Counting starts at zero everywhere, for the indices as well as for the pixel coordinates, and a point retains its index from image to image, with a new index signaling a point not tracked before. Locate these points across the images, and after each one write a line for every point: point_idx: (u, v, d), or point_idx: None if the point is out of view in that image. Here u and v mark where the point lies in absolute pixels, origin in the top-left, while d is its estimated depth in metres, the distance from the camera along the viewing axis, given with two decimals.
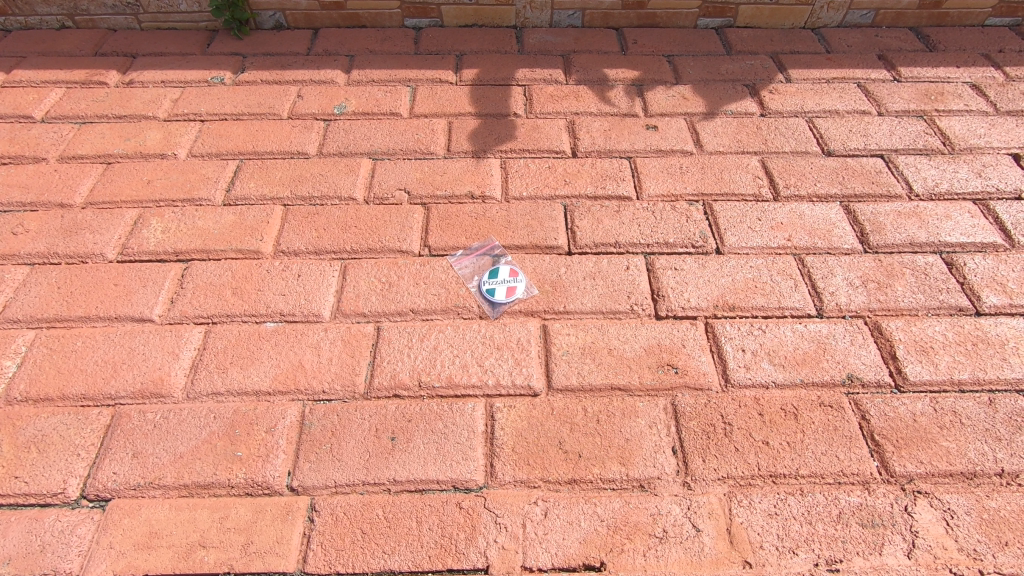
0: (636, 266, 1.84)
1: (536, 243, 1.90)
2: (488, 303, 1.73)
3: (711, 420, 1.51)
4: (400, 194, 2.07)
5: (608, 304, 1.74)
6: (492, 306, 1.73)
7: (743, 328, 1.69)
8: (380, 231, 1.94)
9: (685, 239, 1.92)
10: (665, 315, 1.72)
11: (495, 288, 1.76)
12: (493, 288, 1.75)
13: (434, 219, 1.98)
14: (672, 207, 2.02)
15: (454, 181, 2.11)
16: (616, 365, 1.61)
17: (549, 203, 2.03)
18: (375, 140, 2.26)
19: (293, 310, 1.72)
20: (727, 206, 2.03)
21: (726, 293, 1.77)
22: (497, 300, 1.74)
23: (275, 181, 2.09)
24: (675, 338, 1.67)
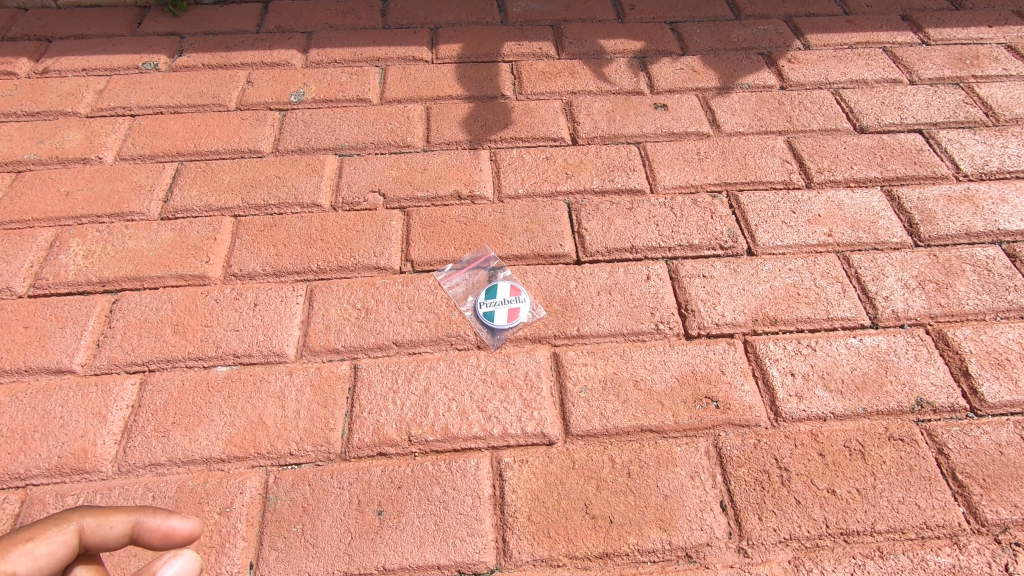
0: (658, 275, 1.56)
1: (538, 252, 1.61)
2: (488, 329, 1.45)
3: (763, 466, 1.26)
4: (373, 197, 1.75)
5: (629, 324, 1.47)
6: (493, 332, 1.45)
7: (789, 346, 1.43)
8: (351, 244, 1.63)
9: (712, 239, 1.64)
10: (697, 335, 1.45)
11: (496, 310, 1.48)
12: (495, 311, 1.47)
13: (416, 227, 1.67)
14: (693, 200, 1.74)
15: (436, 179, 1.79)
16: (644, 400, 1.34)
17: (550, 202, 1.74)
18: (341, 132, 1.93)
19: (248, 349, 1.41)
20: (755, 196, 1.75)
21: (765, 304, 1.51)
22: (499, 325, 1.45)
23: (222, 187, 1.75)
24: (711, 363, 1.40)
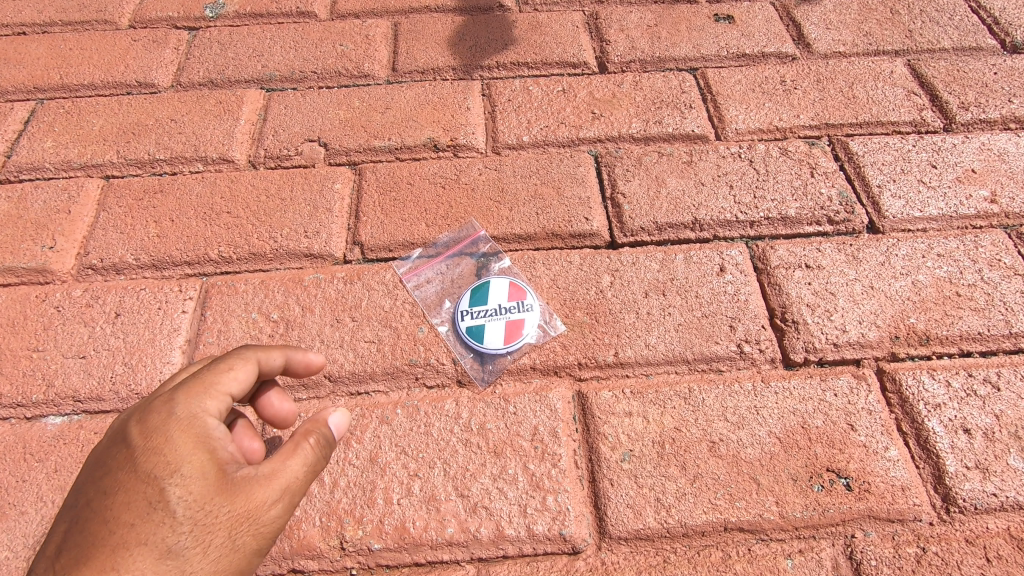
0: (737, 266, 1.02)
1: (552, 229, 1.07)
2: (471, 355, 0.93)
3: None
4: (311, 149, 1.20)
5: (696, 345, 0.93)
6: (480, 360, 0.93)
7: (955, 383, 0.90)
8: (272, 220, 1.09)
9: (815, 209, 1.09)
10: (803, 363, 0.92)
11: (484, 325, 0.95)
12: (484, 326, 0.95)
13: (370, 192, 1.13)
14: (782, 149, 1.17)
15: (403, 122, 1.23)
16: (727, 477, 0.82)
17: (570, 155, 1.18)
18: (270, 57, 1.35)
19: (97, 389, 0.90)
20: (872, 144, 1.18)
21: (909, 312, 0.96)
22: (489, 349, 0.93)
23: (91, 134, 1.20)
24: (832, 412, 0.88)
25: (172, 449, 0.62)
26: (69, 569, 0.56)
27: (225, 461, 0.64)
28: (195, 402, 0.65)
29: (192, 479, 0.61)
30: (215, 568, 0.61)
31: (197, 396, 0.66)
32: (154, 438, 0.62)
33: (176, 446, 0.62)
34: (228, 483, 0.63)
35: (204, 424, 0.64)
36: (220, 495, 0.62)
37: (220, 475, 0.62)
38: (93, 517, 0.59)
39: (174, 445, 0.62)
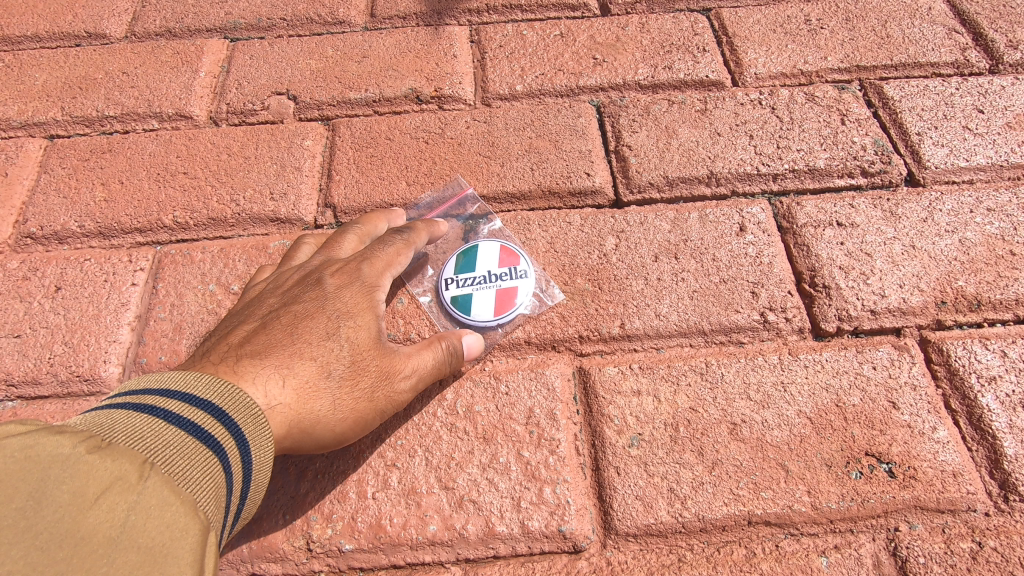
0: (758, 224, 0.90)
1: (548, 187, 0.95)
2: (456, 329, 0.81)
3: None
4: (278, 102, 1.07)
5: (713, 314, 0.82)
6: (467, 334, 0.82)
7: (1012, 353, 0.78)
8: (234, 180, 0.97)
9: (846, 159, 0.96)
10: (835, 333, 0.81)
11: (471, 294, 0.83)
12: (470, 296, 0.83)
13: (344, 149, 1.01)
14: (807, 94, 1.04)
15: (381, 71, 1.10)
16: (751, 463, 0.72)
17: (568, 105, 1.05)
18: (234, 2, 1.21)
19: (35, 372, 0.80)
20: (909, 88, 1.05)
21: (956, 275, 0.84)
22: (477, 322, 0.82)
23: (34, 90, 1.08)
24: (870, 388, 0.76)
25: (352, 295, 0.71)
26: (256, 351, 0.65)
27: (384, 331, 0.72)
28: (373, 270, 0.75)
29: (358, 329, 0.69)
30: (344, 420, 0.66)
31: (380, 263, 0.77)
32: (342, 279, 0.73)
33: (359, 295, 0.72)
34: (383, 349, 0.70)
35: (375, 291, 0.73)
36: (373, 354, 0.69)
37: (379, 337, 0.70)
38: (284, 325, 0.68)
39: (355, 290, 0.72)
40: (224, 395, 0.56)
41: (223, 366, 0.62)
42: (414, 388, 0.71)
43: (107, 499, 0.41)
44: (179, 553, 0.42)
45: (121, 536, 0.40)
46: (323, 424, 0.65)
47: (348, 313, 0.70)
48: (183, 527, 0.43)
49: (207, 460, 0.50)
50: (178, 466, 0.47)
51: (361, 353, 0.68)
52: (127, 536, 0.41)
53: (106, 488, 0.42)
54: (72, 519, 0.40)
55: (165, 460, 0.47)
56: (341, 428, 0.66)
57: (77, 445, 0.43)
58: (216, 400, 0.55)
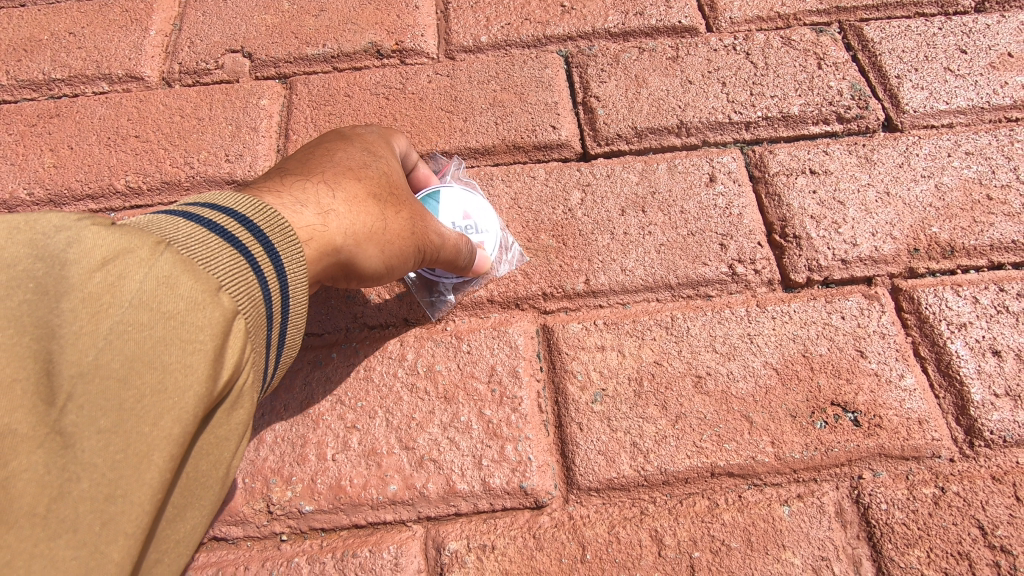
0: (729, 174, 0.87)
1: (513, 141, 0.92)
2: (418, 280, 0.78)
3: (954, 545, 0.64)
4: (233, 61, 1.02)
5: (680, 268, 0.80)
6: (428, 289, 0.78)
7: (984, 299, 0.77)
8: (189, 142, 0.94)
9: (822, 105, 0.92)
10: (806, 283, 0.79)
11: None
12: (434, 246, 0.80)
13: (302, 107, 0.97)
14: (784, 38, 0.99)
15: (340, 25, 1.05)
16: (715, 415, 0.71)
17: (535, 56, 1.01)
18: None
19: None
20: (891, 29, 1.00)
21: (930, 221, 0.82)
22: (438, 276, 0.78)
23: None
24: (837, 337, 0.75)
25: (378, 143, 0.71)
26: (289, 173, 0.62)
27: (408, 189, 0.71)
28: (389, 136, 0.75)
29: (391, 172, 0.68)
30: (380, 253, 0.62)
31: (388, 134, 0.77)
32: (363, 133, 0.73)
33: (380, 146, 0.72)
34: (412, 196, 0.68)
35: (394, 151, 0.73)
36: (405, 197, 0.67)
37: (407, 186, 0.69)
38: (311, 158, 0.65)
39: (376, 142, 0.72)
40: (253, 206, 0.53)
41: (268, 182, 0.60)
42: (440, 243, 0.69)
43: (116, 264, 0.40)
44: (194, 325, 0.41)
45: (132, 299, 0.39)
46: (374, 244, 0.61)
47: (376, 153, 0.69)
48: (200, 301, 0.42)
49: (231, 255, 0.47)
50: (200, 251, 0.45)
51: (398, 187, 0.67)
52: (139, 299, 0.40)
53: (117, 255, 0.40)
54: (79, 278, 0.39)
55: (185, 244, 0.44)
56: (390, 252, 0.63)
57: (83, 219, 0.42)
58: (243, 210, 0.52)
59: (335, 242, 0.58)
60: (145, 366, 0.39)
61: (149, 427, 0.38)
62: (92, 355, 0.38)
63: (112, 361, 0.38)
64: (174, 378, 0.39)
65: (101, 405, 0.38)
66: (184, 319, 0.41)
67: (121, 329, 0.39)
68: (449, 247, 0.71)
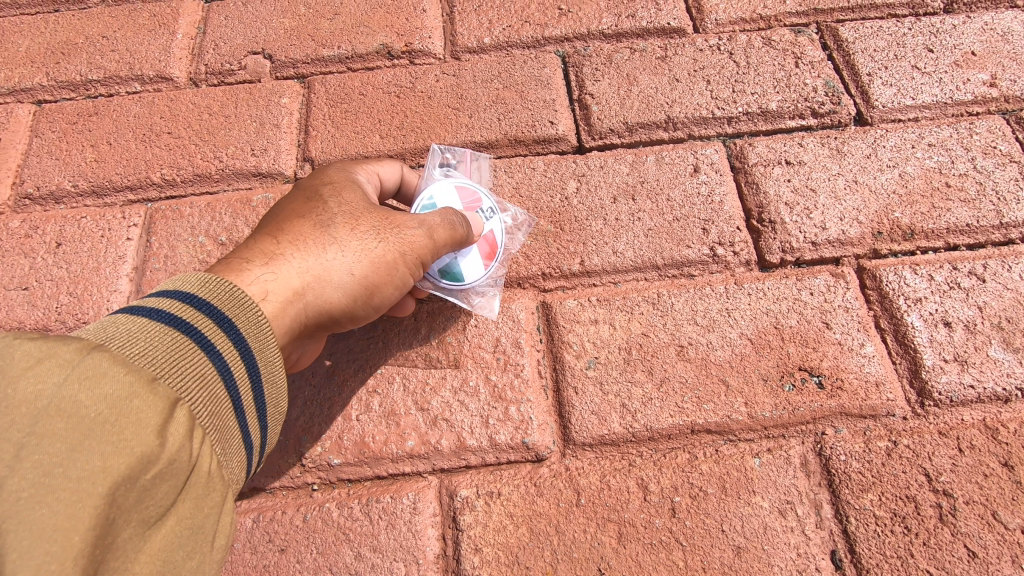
0: (711, 165, 0.95)
1: (514, 136, 1.00)
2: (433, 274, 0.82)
3: (904, 489, 0.73)
4: (255, 62, 1.11)
5: (666, 250, 0.89)
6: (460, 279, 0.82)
7: (939, 276, 0.85)
8: (217, 138, 1.02)
9: (798, 101, 1.01)
10: (779, 263, 0.88)
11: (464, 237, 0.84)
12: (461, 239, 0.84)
13: (320, 105, 1.05)
14: (764, 38, 1.07)
15: (353, 28, 1.13)
16: (695, 380, 0.79)
17: (534, 56, 1.09)
18: None
19: (46, 319, 0.88)
20: (864, 29, 1.08)
21: (893, 206, 0.90)
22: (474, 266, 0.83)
23: (18, 57, 1.11)
24: (806, 311, 0.84)
25: (334, 177, 0.78)
26: (257, 235, 0.71)
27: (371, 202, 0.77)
28: (346, 164, 0.82)
29: (347, 198, 0.75)
30: (355, 273, 0.71)
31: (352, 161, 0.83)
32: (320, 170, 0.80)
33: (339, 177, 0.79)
34: (374, 212, 0.75)
35: (350, 174, 0.80)
36: (368, 216, 0.74)
37: (366, 205, 0.75)
38: (276, 211, 0.74)
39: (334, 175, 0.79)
40: (193, 289, 0.61)
41: (241, 249, 0.70)
42: (415, 237, 0.74)
43: (43, 363, 0.45)
44: (122, 398, 0.46)
45: (59, 387, 0.45)
46: (345, 278, 0.71)
47: (329, 190, 0.76)
48: (127, 377, 0.47)
49: (168, 335, 0.54)
50: (134, 342, 0.52)
51: (361, 212, 0.75)
52: (66, 385, 0.45)
53: (43, 357, 0.46)
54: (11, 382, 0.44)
55: (118, 341, 0.51)
56: (363, 271, 0.71)
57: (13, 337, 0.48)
58: (182, 295, 0.60)
59: (309, 294, 0.69)
60: (79, 439, 0.43)
61: (89, 486, 0.42)
62: (26, 442, 0.42)
63: (46, 443, 0.42)
64: (114, 448, 0.44)
65: (39, 481, 0.41)
66: (125, 398, 0.46)
67: (49, 414, 0.43)
68: (429, 238, 0.76)
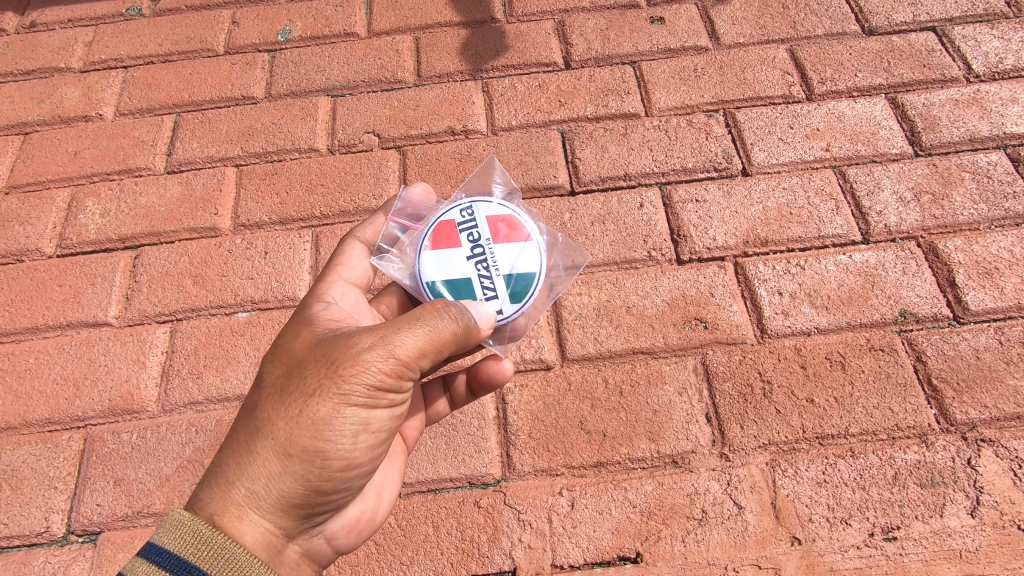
0: (651, 202, 1.59)
1: (532, 185, 1.64)
2: (497, 341, 1.25)
3: (747, 379, 1.34)
4: (369, 138, 1.76)
5: (622, 253, 1.52)
6: (513, 292, 1.20)
7: (778, 267, 1.47)
8: (351, 188, 1.67)
9: (706, 161, 1.64)
10: (688, 260, 1.50)
11: (486, 259, 1.22)
12: (480, 262, 1.21)
13: (412, 166, 1.70)
14: (688, 121, 1.71)
15: (429, 115, 1.79)
16: (636, 325, 1.42)
17: (544, 132, 1.74)
18: (331, 71, 1.89)
19: (265, 295, 1.51)
20: (752, 114, 1.72)
21: (757, 226, 1.53)
22: (517, 266, 1.21)
23: (221, 137, 1.77)
24: (702, 287, 1.46)
25: (297, 353, 1.01)
26: (243, 433, 0.95)
27: (324, 361, 0.97)
28: (304, 335, 1.04)
29: (304, 374, 0.97)
30: (333, 434, 0.95)
31: (309, 325, 1.06)
32: (277, 339, 1.07)
33: (285, 343, 1.04)
34: (326, 376, 0.95)
35: (307, 344, 1.02)
36: (323, 382, 0.95)
37: (321, 369, 0.96)
38: (255, 404, 0.97)
39: (281, 346, 1.04)
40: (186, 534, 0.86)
41: (235, 447, 0.94)
42: (370, 381, 0.95)
43: None
44: None
45: None
46: (278, 465, 0.92)
47: (269, 374, 1.01)
48: None
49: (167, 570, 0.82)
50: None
51: (285, 386, 0.97)
52: None
53: None
54: None
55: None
56: (339, 430, 0.95)
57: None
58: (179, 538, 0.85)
59: (255, 494, 0.91)
60: None
61: None
62: None
63: None
64: None
65: None
66: None
67: None
68: (352, 378, 0.95)
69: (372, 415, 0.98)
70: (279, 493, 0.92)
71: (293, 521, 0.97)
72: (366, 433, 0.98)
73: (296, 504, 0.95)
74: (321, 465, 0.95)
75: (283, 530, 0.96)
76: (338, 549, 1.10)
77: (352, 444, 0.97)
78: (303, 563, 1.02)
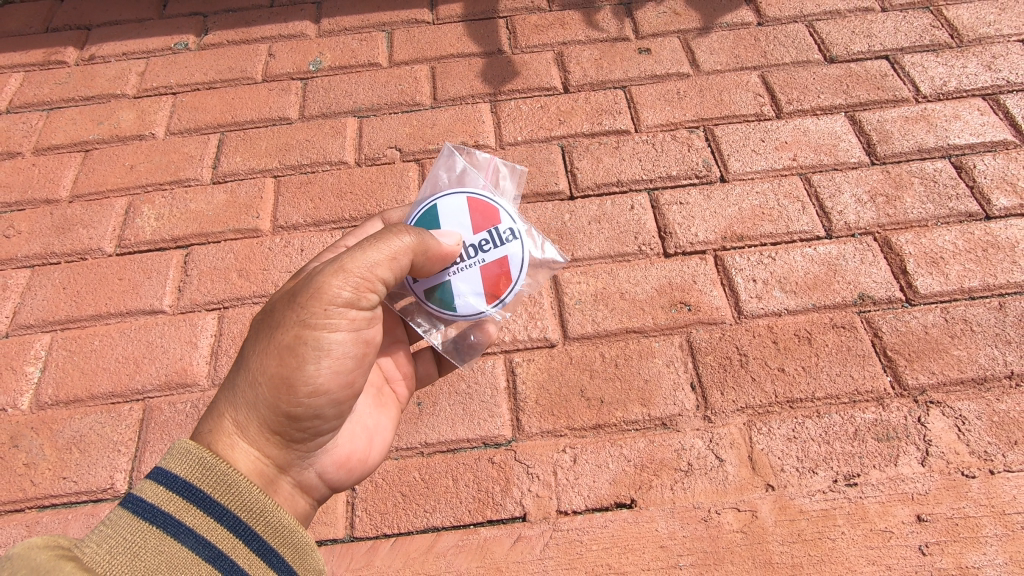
0: (641, 205, 1.81)
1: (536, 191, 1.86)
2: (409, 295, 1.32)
3: (726, 353, 1.54)
4: (391, 152, 1.99)
5: (615, 247, 1.73)
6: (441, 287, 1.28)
7: (752, 258, 1.69)
8: (376, 194, 1.89)
9: (688, 170, 1.87)
10: (673, 253, 1.71)
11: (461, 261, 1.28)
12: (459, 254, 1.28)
13: None
14: (672, 136, 1.95)
15: (445, 133, 2.03)
16: (629, 308, 1.62)
17: (545, 147, 1.97)
18: (357, 96, 2.14)
19: None
20: (728, 129, 1.96)
21: (733, 224, 1.75)
22: (463, 291, 1.28)
23: (261, 152, 2.01)
24: (686, 275, 1.67)
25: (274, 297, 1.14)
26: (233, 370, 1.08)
27: (291, 294, 1.08)
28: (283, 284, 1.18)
29: (276, 308, 1.08)
30: (299, 357, 1.04)
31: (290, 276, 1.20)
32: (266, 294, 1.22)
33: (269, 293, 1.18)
34: (291, 304, 1.05)
35: (283, 289, 1.15)
36: (287, 310, 1.05)
37: (287, 300, 1.07)
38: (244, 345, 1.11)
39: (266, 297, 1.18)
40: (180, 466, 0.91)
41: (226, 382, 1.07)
42: (329, 304, 1.04)
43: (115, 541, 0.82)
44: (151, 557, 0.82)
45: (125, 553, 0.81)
46: (253, 393, 1.03)
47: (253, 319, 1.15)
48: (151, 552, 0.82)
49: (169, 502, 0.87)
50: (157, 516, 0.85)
51: (259, 325, 1.09)
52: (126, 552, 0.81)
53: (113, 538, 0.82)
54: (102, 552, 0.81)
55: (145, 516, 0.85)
56: (306, 356, 1.04)
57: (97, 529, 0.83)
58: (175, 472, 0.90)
59: (242, 424, 1.02)
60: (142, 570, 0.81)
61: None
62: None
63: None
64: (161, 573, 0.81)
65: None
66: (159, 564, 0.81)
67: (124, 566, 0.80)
68: (309, 302, 1.04)
69: (332, 339, 1.06)
70: (258, 420, 1.03)
71: (280, 453, 1.07)
72: (329, 357, 1.06)
73: (275, 430, 1.05)
74: (292, 392, 1.04)
75: (272, 459, 1.05)
76: (329, 486, 1.20)
77: (318, 370, 1.05)
78: (300, 498, 1.14)
